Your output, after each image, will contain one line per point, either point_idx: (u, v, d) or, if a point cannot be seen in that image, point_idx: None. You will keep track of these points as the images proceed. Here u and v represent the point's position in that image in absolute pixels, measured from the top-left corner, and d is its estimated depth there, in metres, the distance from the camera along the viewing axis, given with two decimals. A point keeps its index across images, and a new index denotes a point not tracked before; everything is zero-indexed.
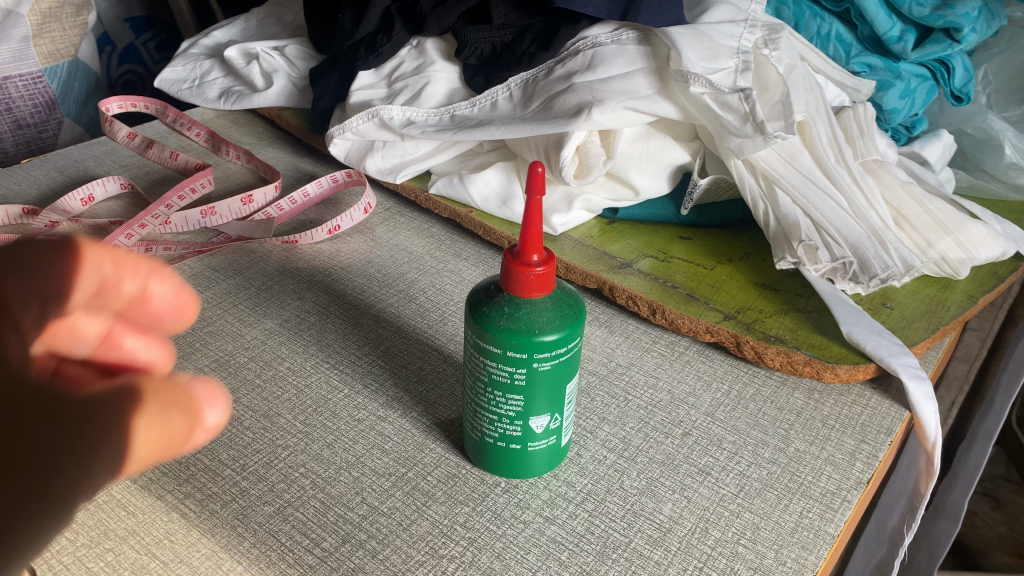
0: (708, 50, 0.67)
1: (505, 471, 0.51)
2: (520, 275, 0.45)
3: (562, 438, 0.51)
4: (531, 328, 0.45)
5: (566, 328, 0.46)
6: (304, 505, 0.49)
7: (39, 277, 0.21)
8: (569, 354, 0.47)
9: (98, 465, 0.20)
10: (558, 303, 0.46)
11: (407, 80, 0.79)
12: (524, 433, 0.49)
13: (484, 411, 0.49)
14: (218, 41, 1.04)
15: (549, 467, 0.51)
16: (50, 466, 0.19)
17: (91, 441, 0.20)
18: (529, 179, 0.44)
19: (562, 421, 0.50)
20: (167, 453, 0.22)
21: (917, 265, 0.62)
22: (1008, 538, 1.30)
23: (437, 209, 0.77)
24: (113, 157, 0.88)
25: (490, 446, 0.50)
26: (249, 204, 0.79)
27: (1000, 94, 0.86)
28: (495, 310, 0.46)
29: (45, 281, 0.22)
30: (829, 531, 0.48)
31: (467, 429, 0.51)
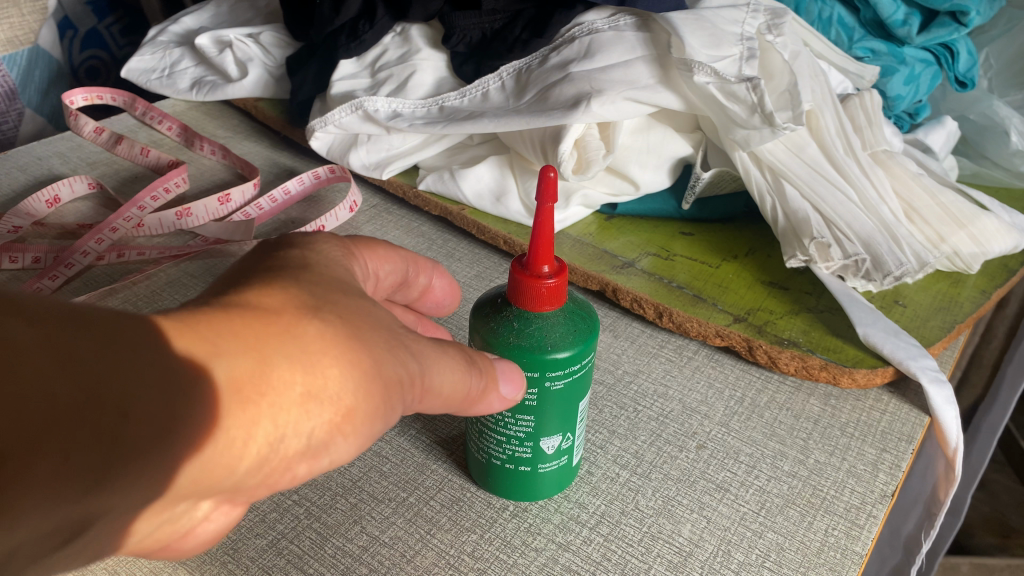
0: (710, 36, 0.63)
1: (512, 493, 0.48)
2: (530, 287, 0.41)
3: (573, 458, 0.48)
4: (543, 345, 0.42)
5: (580, 345, 0.42)
6: (300, 537, 0.45)
7: (379, 262, 0.41)
8: (582, 372, 0.44)
9: (428, 385, 0.34)
10: (571, 316, 0.43)
11: (392, 69, 0.75)
12: (535, 455, 0.46)
13: (491, 433, 0.45)
14: (188, 28, 0.99)
15: (559, 489, 0.48)
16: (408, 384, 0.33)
17: (428, 373, 0.34)
18: (541, 184, 0.40)
19: (574, 441, 0.47)
20: (457, 397, 0.36)
21: (931, 261, 0.59)
22: (993, 517, 1.27)
23: (426, 207, 0.74)
24: (78, 153, 0.83)
25: (496, 468, 0.47)
26: (227, 203, 0.75)
27: (1000, 79, 0.83)
28: (503, 326, 0.42)
29: (383, 267, 0.42)
30: (856, 550, 0.46)
31: (471, 448, 0.48)
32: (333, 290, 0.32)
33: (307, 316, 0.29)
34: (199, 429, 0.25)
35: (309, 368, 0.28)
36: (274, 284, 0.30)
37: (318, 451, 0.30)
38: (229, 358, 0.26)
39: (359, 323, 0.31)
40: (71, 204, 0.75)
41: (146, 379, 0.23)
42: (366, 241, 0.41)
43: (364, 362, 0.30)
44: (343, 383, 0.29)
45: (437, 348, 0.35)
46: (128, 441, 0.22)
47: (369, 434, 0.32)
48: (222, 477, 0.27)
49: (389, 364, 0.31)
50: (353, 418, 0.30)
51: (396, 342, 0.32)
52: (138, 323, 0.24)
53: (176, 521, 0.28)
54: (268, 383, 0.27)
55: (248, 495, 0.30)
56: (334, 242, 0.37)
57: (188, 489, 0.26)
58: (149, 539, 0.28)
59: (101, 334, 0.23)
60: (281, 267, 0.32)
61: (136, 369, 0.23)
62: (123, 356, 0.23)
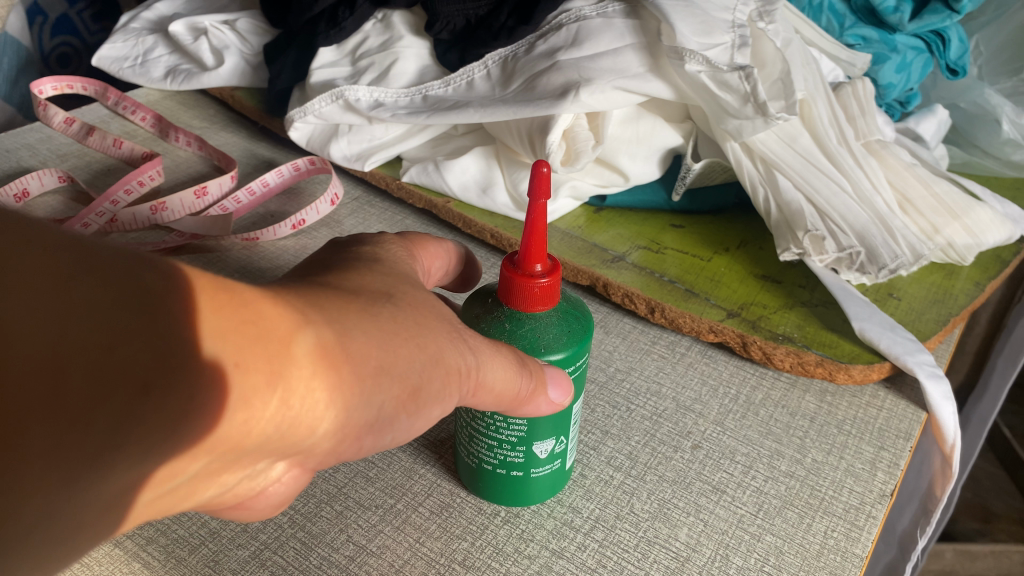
0: (702, 23, 0.61)
1: (504, 498, 0.46)
2: (522, 287, 0.40)
3: (566, 461, 0.46)
4: (537, 347, 0.40)
5: (575, 347, 0.41)
6: (284, 547, 0.43)
7: (431, 256, 0.44)
8: (575, 373, 0.42)
9: (484, 379, 0.36)
10: (565, 316, 0.42)
11: (373, 58, 0.73)
12: (528, 460, 0.44)
13: (482, 437, 0.43)
14: (162, 14, 0.96)
15: (550, 495, 0.47)
16: (461, 375, 0.35)
17: (484, 369, 0.36)
18: (534, 179, 0.39)
19: (568, 443, 0.45)
20: (513, 401, 0.37)
21: (927, 253, 0.58)
22: (974, 503, 1.19)
23: (410, 199, 0.72)
24: (48, 145, 0.80)
25: (487, 473, 0.45)
26: (203, 197, 0.73)
27: (991, 66, 0.82)
28: (494, 327, 0.40)
29: (435, 262, 0.44)
30: (856, 552, 0.44)
31: (461, 453, 0.46)
32: (401, 281, 0.35)
33: (379, 302, 0.32)
34: (288, 387, 0.27)
35: (381, 348, 0.31)
36: (353, 274, 0.34)
37: (383, 427, 0.33)
38: (317, 328, 0.28)
39: (426, 313, 0.34)
40: (41, 198, 0.72)
41: (252, 336, 0.26)
42: (423, 241, 0.43)
43: (429, 349, 0.33)
44: (405, 366, 0.32)
45: (497, 347, 0.36)
46: (236, 387, 0.25)
47: (426, 417, 0.35)
48: (301, 439, 0.29)
49: (450, 353, 0.34)
50: (415, 398, 0.33)
51: (455, 334, 0.35)
52: (247, 288, 0.27)
53: (252, 478, 0.32)
54: (348, 353, 0.29)
55: (315, 460, 0.33)
56: (397, 243, 0.41)
57: (272, 445, 0.28)
58: (228, 490, 0.31)
59: (219, 290, 0.25)
60: (355, 260, 0.36)
61: (244, 326, 0.25)
62: (234, 313, 0.25)
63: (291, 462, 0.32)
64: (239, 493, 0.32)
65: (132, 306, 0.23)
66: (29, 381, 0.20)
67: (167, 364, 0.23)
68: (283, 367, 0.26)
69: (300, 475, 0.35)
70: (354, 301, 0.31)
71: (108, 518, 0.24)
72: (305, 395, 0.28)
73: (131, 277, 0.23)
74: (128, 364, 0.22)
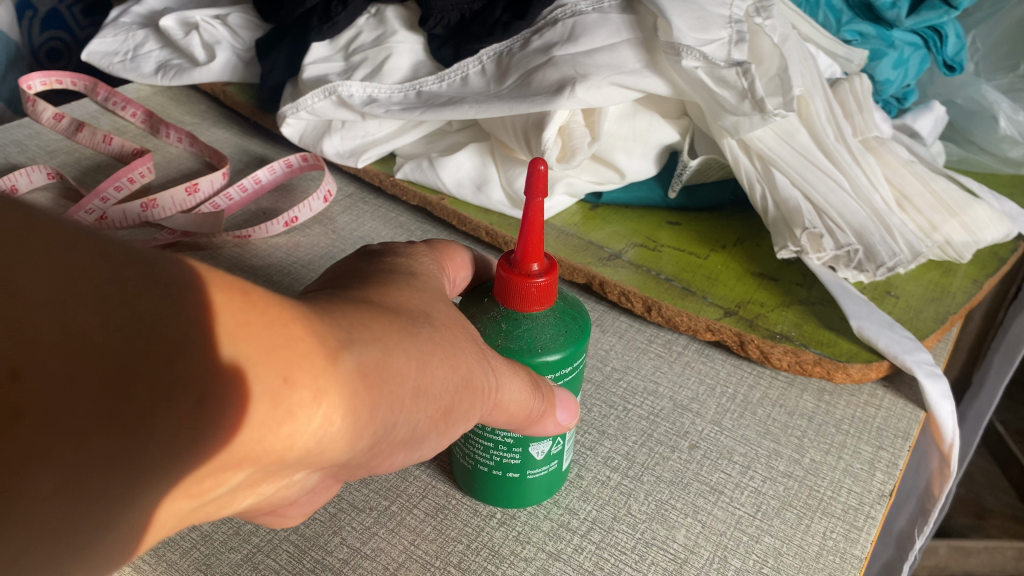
0: (698, 19, 0.60)
1: (500, 500, 0.46)
2: (518, 287, 0.39)
3: (563, 462, 0.46)
4: (534, 347, 0.39)
5: (572, 347, 0.40)
6: (277, 550, 0.43)
7: (458, 267, 0.44)
8: (572, 373, 0.41)
9: (504, 399, 0.36)
10: (561, 316, 0.41)
11: (366, 53, 0.72)
12: (524, 461, 0.43)
13: (478, 438, 0.43)
14: (152, 8, 0.95)
15: (545, 497, 0.46)
16: (483, 396, 0.35)
17: (505, 391, 0.36)
18: (530, 178, 0.38)
19: (565, 444, 0.44)
20: (525, 420, 0.38)
21: (925, 251, 0.58)
22: (967, 499, 1.18)
23: (403, 196, 0.71)
24: (37, 141, 0.79)
25: (483, 475, 0.45)
26: (195, 194, 0.72)
27: (987, 62, 0.82)
28: (490, 327, 0.40)
29: (462, 273, 0.45)
30: (855, 554, 0.44)
31: (457, 454, 0.45)
32: (434, 297, 0.36)
33: (416, 318, 0.33)
34: (330, 403, 0.27)
35: (418, 368, 0.31)
36: (391, 287, 0.34)
37: (414, 443, 0.34)
38: (360, 347, 0.28)
39: (458, 332, 0.34)
40: (30, 194, 0.71)
41: (300, 353, 0.26)
42: (450, 252, 0.44)
43: (461, 370, 0.33)
44: (435, 386, 0.32)
45: (517, 369, 0.37)
46: (279, 402, 0.25)
47: (452, 433, 0.35)
48: (340, 455, 0.29)
49: (478, 373, 0.34)
50: (444, 414, 0.33)
51: (483, 353, 0.35)
52: (294, 305, 0.27)
53: (284, 490, 0.32)
54: (389, 372, 0.29)
55: (345, 471, 0.34)
56: (428, 256, 0.41)
57: (312, 461, 0.29)
58: (264, 499, 0.31)
59: (267, 308, 0.25)
60: (390, 272, 0.36)
61: (293, 342, 0.25)
62: (284, 329, 0.25)
63: (323, 473, 0.33)
64: (274, 502, 0.33)
65: (189, 318, 0.23)
66: (98, 391, 0.20)
67: (220, 376, 0.23)
68: (328, 386, 0.26)
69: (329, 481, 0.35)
70: (394, 318, 0.31)
71: (150, 520, 0.24)
72: (347, 413, 0.28)
73: (187, 288, 0.23)
74: (187, 376, 0.22)
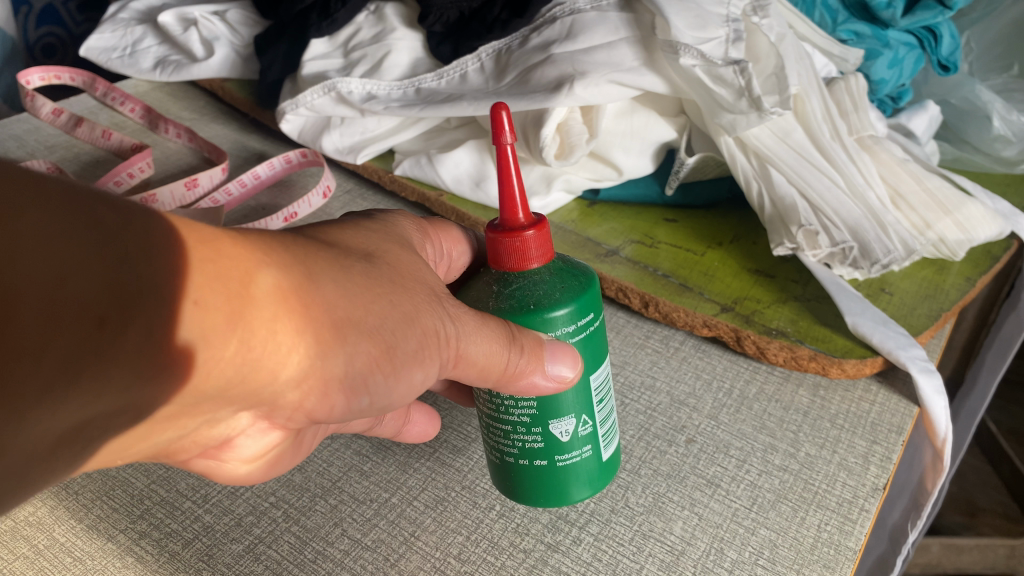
0: (697, 17, 0.60)
1: (539, 498, 0.43)
2: (506, 244, 0.39)
3: (600, 452, 0.43)
4: (526, 304, 0.39)
5: (569, 301, 0.39)
6: (278, 541, 0.44)
7: (451, 245, 0.47)
8: (582, 332, 0.40)
9: (464, 348, 0.37)
10: (559, 273, 0.40)
11: (366, 50, 0.73)
12: (549, 444, 0.41)
13: (497, 424, 0.42)
14: (150, 4, 0.95)
15: (596, 489, 0.43)
16: (432, 343, 0.36)
17: (461, 340, 0.37)
18: (496, 125, 0.39)
19: (594, 425, 0.42)
20: (495, 375, 0.38)
21: (919, 249, 0.58)
22: (959, 497, 1.18)
23: (402, 192, 0.72)
24: (36, 136, 0.80)
25: (514, 469, 0.43)
26: (194, 188, 0.73)
27: (981, 62, 0.83)
28: (485, 292, 0.40)
29: (456, 253, 0.48)
30: (850, 546, 0.44)
31: (487, 455, 0.44)
32: (384, 241, 0.38)
33: (354, 259, 0.34)
34: (246, 326, 0.28)
35: (347, 300, 0.32)
36: (342, 231, 0.37)
37: (360, 388, 0.35)
38: (276, 272, 0.30)
39: (402, 274, 0.36)
40: None
41: (210, 275, 0.27)
42: (447, 228, 0.47)
43: (403, 308, 0.35)
44: (371, 325, 0.33)
45: (483, 323, 0.37)
46: (192, 322, 0.26)
47: (407, 380, 0.36)
48: (264, 382, 0.31)
49: (428, 316, 0.36)
50: (386, 355, 0.34)
51: (436, 302, 0.37)
52: (210, 231, 0.28)
53: (216, 422, 0.34)
54: (310, 300, 0.31)
55: (283, 412, 0.36)
56: (411, 222, 0.44)
57: (236, 390, 0.30)
58: (189, 433, 0.33)
59: (180, 230, 0.26)
60: (348, 222, 0.38)
61: (204, 263, 0.27)
62: (194, 251, 0.26)
63: (266, 410, 0.35)
64: (201, 442, 0.37)
65: (88, 238, 0.23)
66: None
67: (124, 299, 0.24)
68: (242, 307, 0.28)
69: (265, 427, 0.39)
70: (328, 254, 0.34)
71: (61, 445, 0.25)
72: (264, 337, 0.29)
73: (88, 208, 0.24)
74: (82, 296, 0.23)
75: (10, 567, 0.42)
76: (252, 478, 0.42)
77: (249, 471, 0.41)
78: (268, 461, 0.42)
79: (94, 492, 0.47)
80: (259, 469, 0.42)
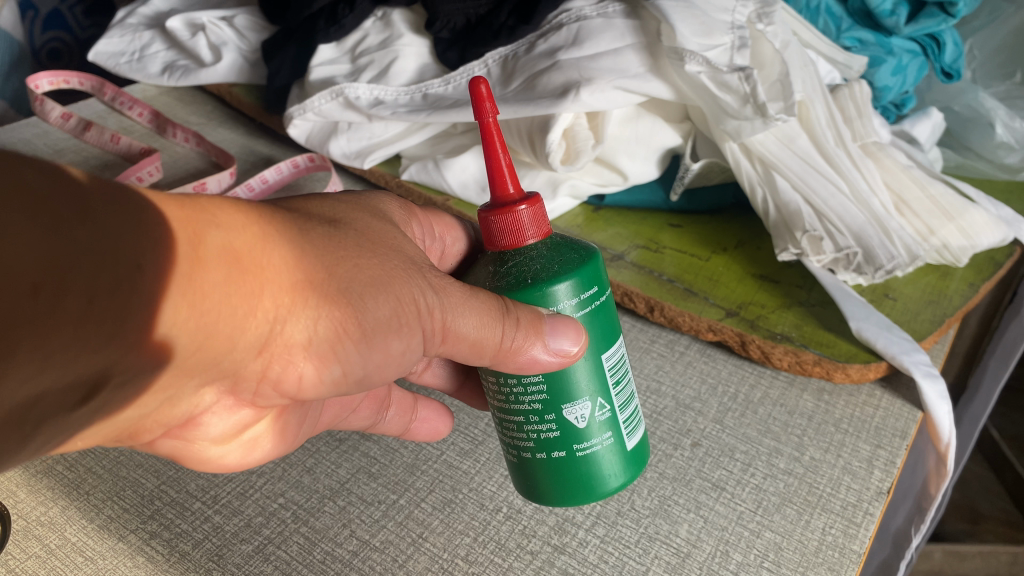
0: (703, 25, 0.61)
1: (563, 497, 0.42)
2: (499, 221, 0.39)
3: (621, 441, 0.42)
4: (524, 279, 0.39)
5: (570, 272, 0.38)
6: (287, 542, 0.44)
7: (444, 231, 0.49)
8: (586, 303, 0.39)
9: (453, 318, 0.37)
10: (557, 248, 0.40)
11: (373, 55, 0.74)
12: (566, 432, 0.40)
13: (509, 416, 0.41)
14: (158, 10, 0.96)
15: (620, 478, 0.42)
16: (409, 311, 0.36)
17: (446, 311, 0.37)
18: (474, 100, 0.40)
19: (612, 410, 0.41)
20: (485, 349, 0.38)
21: (922, 255, 0.58)
22: (961, 504, 1.18)
23: (409, 196, 0.72)
24: (45, 140, 0.81)
25: (532, 465, 0.42)
26: (202, 193, 0.74)
27: (984, 70, 0.84)
28: (485, 275, 0.40)
29: (449, 242, 0.49)
30: (854, 549, 0.44)
31: (506, 459, 0.44)
32: (353, 210, 0.39)
33: (316, 227, 0.35)
34: (200, 287, 0.28)
35: (306, 261, 0.33)
36: (309, 202, 0.37)
37: (331, 352, 0.35)
38: (227, 229, 0.30)
39: (374, 243, 0.36)
40: None
41: (155, 238, 0.26)
42: (441, 216, 0.49)
43: (374, 274, 0.35)
44: (336, 288, 0.34)
45: (470, 297, 0.37)
46: (142, 287, 0.26)
47: (382, 349, 0.37)
48: (223, 350, 0.32)
49: (400, 281, 0.36)
50: (356, 319, 0.35)
51: (416, 273, 0.37)
52: (150, 194, 0.28)
53: (179, 397, 0.34)
54: (265, 261, 0.31)
55: (248, 383, 0.36)
56: (395, 200, 0.44)
57: (196, 360, 0.31)
58: (153, 410, 0.34)
59: (119, 194, 0.26)
60: (319, 195, 0.39)
61: (146, 225, 0.26)
62: (135, 215, 0.26)
63: (233, 379, 0.35)
64: (165, 422, 0.36)
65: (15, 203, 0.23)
66: None
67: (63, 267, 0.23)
68: (193, 268, 0.28)
69: (231, 404, 0.39)
70: (287, 216, 0.34)
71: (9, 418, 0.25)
72: (219, 300, 0.29)
73: (16, 174, 0.23)
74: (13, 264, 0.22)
75: (22, 567, 0.43)
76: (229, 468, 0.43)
77: (221, 456, 0.42)
78: (241, 444, 0.43)
79: (104, 492, 0.47)
80: (233, 452, 0.42)
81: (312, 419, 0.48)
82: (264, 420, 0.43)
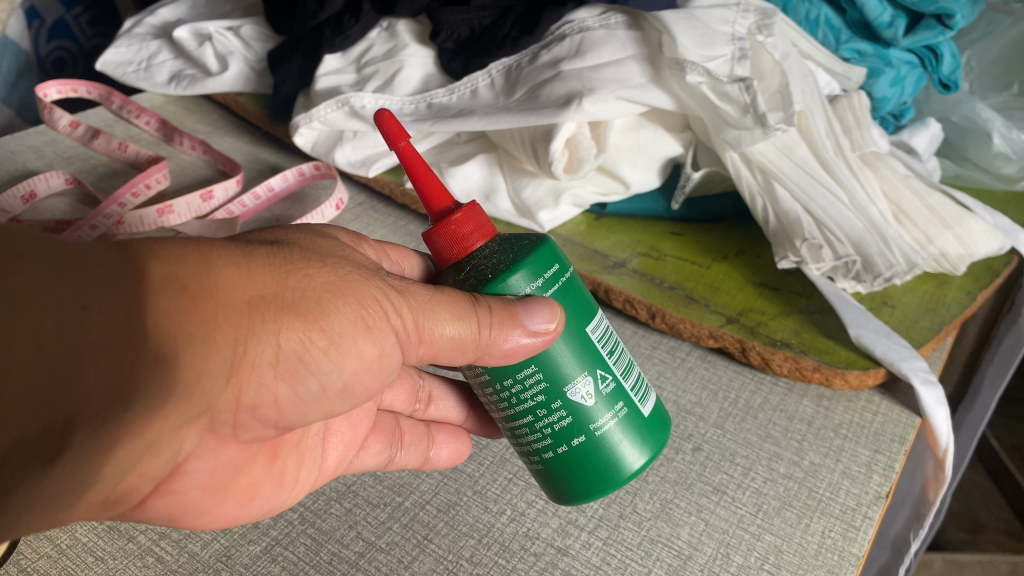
0: (702, 35, 0.62)
1: (590, 488, 0.41)
2: (443, 232, 0.40)
3: (634, 410, 0.42)
4: (485, 276, 0.39)
5: (524, 259, 0.39)
6: (294, 543, 0.45)
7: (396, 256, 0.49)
8: (550, 282, 0.39)
9: (424, 318, 0.37)
10: (507, 243, 0.40)
11: (378, 65, 0.75)
12: (577, 415, 0.40)
13: (517, 421, 0.41)
14: (165, 20, 0.98)
15: (643, 448, 0.41)
16: (375, 314, 0.36)
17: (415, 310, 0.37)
18: (383, 128, 0.42)
19: (616, 380, 0.41)
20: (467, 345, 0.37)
21: (920, 263, 0.59)
22: (962, 514, 1.18)
23: (414, 205, 0.73)
24: (54, 147, 0.82)
25: (553, 464, 0.41)
26: (210, 200, 0.75)
27: (982, 81, 0.85)
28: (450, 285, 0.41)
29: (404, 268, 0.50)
30: (853, 552, 0.45)
31: (528, 468, 0.43)
32: (299, 233, 0.39)
33: (258, 245, 0.35)
34: (149, 314, 0.29)
35: (255, 277, 0.33)
36: (256, 234, 0.38)
37: (305, 364, 0.35)
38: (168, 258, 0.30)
39: (326, 258, 0.37)
40: (48, 199, 0.74)
41: (103, 278, 0.28)
42: (396, 245, 0.50)
43: (329, 280, 0.35)
44: (292, 299, 0.34)
45: (437, 298, 0.37)
46: (92, 326, 0.27)
47: (356, 355, 0.37)
48: (191, 381, 0.32)
49: (358, 285, 0.36)
50: (320, 327, 0.34)
51: (376, 281, 0.37)
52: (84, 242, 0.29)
53: (163, 443, 0.34)
54: (212, 283, 0.31)
55: (225, 416, 0.36)
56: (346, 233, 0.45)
57: (163, 395, 0.31)
58: (137, 460, 0.34)
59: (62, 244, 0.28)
60: (270, 229, 0.39)
61: (88, 267, 0.28)
62: (78, 261, 0.28)
63: (212, 412, 0.35)
64: (150, 476, 0.36)
65: None
66: None
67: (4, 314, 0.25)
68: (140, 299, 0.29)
69: (214, 445, 0.38)
70: (229, 242, 0.34)
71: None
72: (171, 329, 0.30)
73: None
74: None
75: (34, 566, 0.43)
76: (223, 524, 0.43)
77: (221, 506, 0.41)
78: (239, 492, 0.42)
79: None
80: (230, 503, 0.41)
81: (314, 461, 0.46)
82: (255, 465, 0.42)
